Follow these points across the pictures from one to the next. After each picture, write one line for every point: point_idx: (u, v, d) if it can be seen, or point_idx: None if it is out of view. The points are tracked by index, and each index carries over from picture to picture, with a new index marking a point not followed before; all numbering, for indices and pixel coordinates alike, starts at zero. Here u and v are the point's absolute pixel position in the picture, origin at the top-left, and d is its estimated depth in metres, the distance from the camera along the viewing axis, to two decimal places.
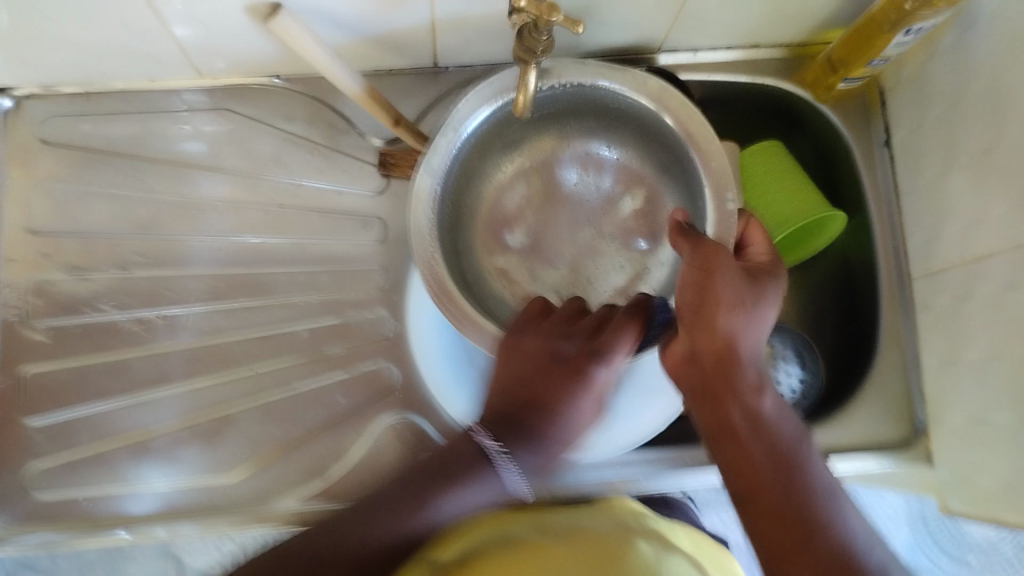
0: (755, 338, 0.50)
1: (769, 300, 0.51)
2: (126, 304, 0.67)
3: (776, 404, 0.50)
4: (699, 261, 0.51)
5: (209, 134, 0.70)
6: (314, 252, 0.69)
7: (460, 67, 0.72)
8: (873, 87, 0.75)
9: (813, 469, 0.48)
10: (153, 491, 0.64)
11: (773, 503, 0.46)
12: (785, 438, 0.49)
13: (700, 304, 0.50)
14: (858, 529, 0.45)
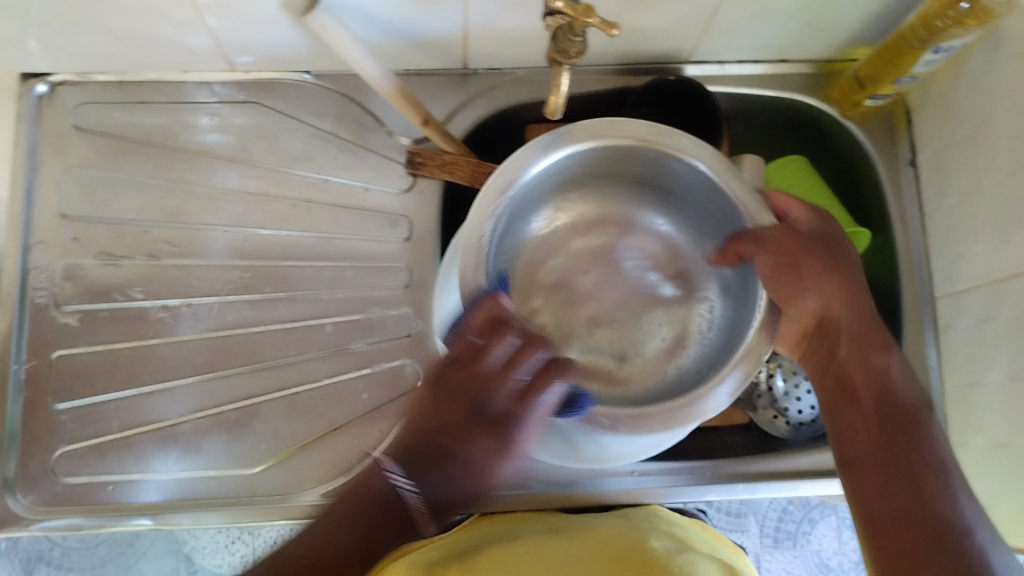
0: (864, 302, 0.56)
1: (836, 280, 0.56)
2: (153, 292, 0.68)
3: (901, 367, 0.55)
4: (777, 241, 0.55)
5: (237, 126, 0.70)
6: (340, 248, 0.70)
7: (490, 70, 0.72)
8: (900, 105, 0.75)
9: (932, 442, 0.52)
10: (175, 477, 0.65)
11: (896, 474, 0.50)
12: (902, 400, 0.53)
13: (830, 271, 0.56)
14: (968, 508, 0.49)
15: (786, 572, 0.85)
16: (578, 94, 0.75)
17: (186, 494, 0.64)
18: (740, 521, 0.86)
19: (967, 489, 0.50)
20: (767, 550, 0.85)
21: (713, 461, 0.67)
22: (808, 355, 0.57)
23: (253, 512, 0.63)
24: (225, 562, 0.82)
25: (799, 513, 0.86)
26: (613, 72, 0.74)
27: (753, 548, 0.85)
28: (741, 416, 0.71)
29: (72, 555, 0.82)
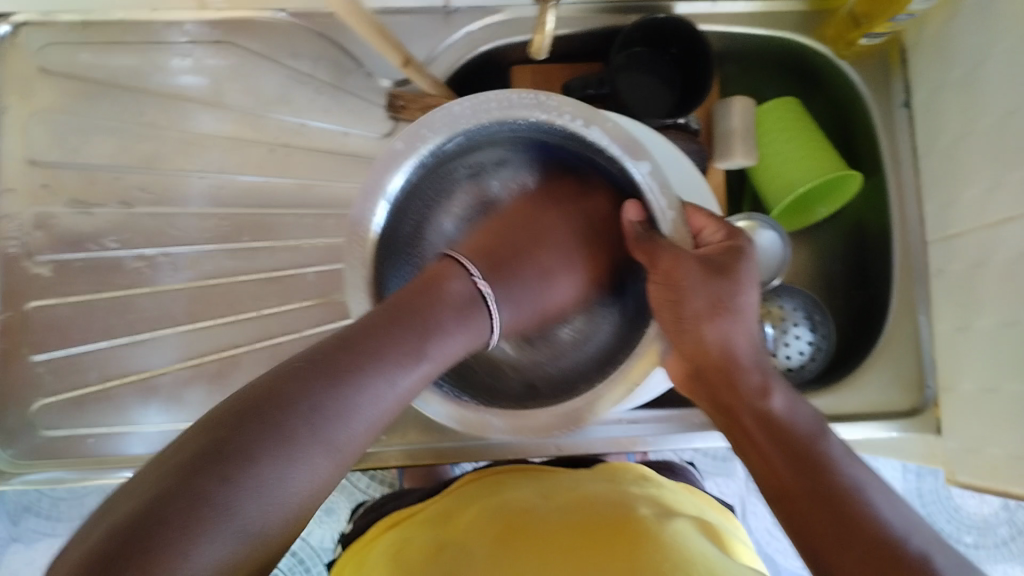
0: (746, 339, 0.50)
1: (728, 316, 0.48)
2: (128, 241, 0.66)
3: (785, 400, 0.49)
4: (658, 271, 0.48)
5: (211, 67, 0.67)
6: (320, 195, 0.68)
7: (473, 8, 0.69)
8: (897, 43, 0.72)
9: (836, 462, 0.46)
10: (159, 432, 0.63)
11: (811, 497, 0.44)
12: (799, 430, 0.47)
13: (707, 312, 0.48)
14: (891, 511, 0.43)
15: (771, 515, 0.88)
16: (566, 34, 0.72)
17: (169, 446, 0.63)
18: (726, 465, 0.88)
19: (889, 499, 0.44)
20: (753, 494, 0.88)
21: (699, 409, 0.67)
22: (698, 393, 0.51)
23: None
24: None
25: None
26: (601, 9, 0.71)
27: (739, 491, 0.88)
28: None
29: (60, 505, 0.83)
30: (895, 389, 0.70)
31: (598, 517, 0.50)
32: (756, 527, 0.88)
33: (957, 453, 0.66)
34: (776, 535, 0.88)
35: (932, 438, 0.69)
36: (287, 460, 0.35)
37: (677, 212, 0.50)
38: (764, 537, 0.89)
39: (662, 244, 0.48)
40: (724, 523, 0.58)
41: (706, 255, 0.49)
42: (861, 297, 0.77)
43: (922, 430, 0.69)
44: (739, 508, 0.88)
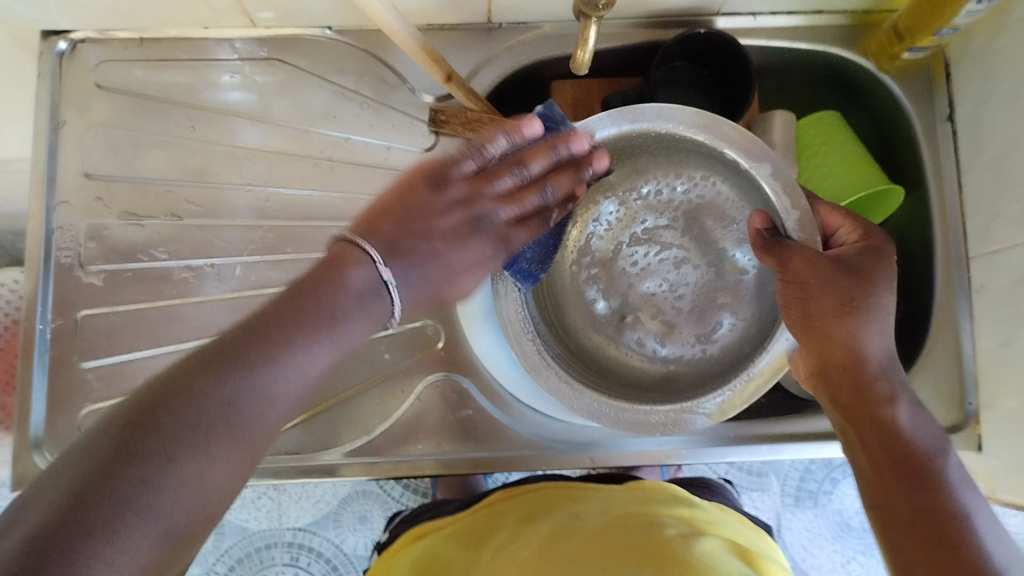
0: (880, 340, 0.50)
1: (859, 315, 0.49)
2: (177, 252, 0.67)
3: (912, 412, 0.48)
4: (792, 268, 0.51)
5: (260, 84, 0.69)
6: (363, 207, 0.69)
7: (514, 24, 0.70)
8: (936, 56, 0.72)
9: (950, 486, 0.45)
10: None
11: (908, 513, 0.44)
12: (918, 447, 0.47)
13: (837, 310, 0.49)
14: (995, 544, 0.42)
15: (806, 531, 0.87)
16: (605, 49, 0.72)
17: None
18: (761, 480, 0.89)
19: (998, 534, 0.43)
20: (787, 509, 0.88)
21: (737, 423, 0.67)
22: (819, 387, 0.52)
23: (275, 470, 0.64)
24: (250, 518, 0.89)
25: (821, 472, 0.87)
26: (642, 24, 0.72)
27: (773, 507, 0.88)
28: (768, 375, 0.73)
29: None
30: (935, 405, 0.69)
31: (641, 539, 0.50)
32: (791, 542, 0.88)
33: (1000, 471, 0.65)
34: (812, 551, 0.87)
35: (973, 456, 0.68)
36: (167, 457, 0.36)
37: (801, 213, 0.55)
38: (800, 552, 0.88)
39: (792, 245, 0.52)
40: (762, 547, 0.58)
41: (843, 254, 0.51)
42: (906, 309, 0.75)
43: (964, 447, 0.68)
44: (774, 524, 0.87)
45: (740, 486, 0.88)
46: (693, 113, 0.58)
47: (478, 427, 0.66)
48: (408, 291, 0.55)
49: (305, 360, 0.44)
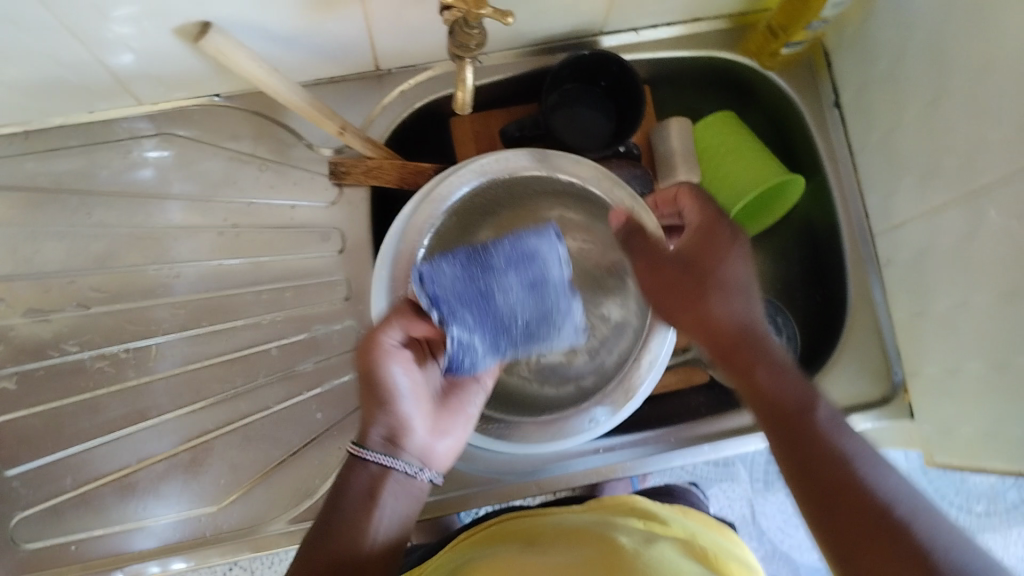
0: (737, 307, 0.51)
1: (704, 293, 0.52)
2: (88, 342, 0.66)
3: (786, 366, 0.50)
4: (642, 270, 0.55)
5: (154, 159, 0.68)
6: (278, 268, 0.69)
7: (403, 68, 0.71)
8: (814, 46, 0.75)
9: (830, 435, 0.46)
10: (158, 525, 0.63)
11: (794, 468, 0.46)
12: (793, 398, 0.48)
13: (686, 295, 0.52)
14: (880, 488, 0.43)
15: (780, 513, 0.89)
16: (497, 81, 0.73)
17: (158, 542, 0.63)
18: (728, 471, 0.88)
19: (882, 474, 0.44)
20: (759, 494, 0.89)
21: (676, 427, 0.71)
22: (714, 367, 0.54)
23: (222, 550, 0.62)
24: None
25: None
26: (528, 51, 0.73)
27: (745, 494, 0.89)
28: (702, 373, 0.76)
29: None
30: (864, 380, 0.71)
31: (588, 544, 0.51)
32: (768, 527, 0.90)
33: (935, 436, 0.67)
34: (789, 532, 0.90)
35: (907, 423, 0.70)
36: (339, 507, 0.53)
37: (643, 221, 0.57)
38: (778, 535, 0.90)
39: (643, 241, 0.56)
40: (725, 545, 0.59)
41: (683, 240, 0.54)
42: (818, 297, 0.78)
43: (897, 416, 0.70)
44: (747, 512, 0.89)
45: (708, 480, 0.87)
46: (524, 154, 0.63)
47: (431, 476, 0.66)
48: (411, 445, 0.56)
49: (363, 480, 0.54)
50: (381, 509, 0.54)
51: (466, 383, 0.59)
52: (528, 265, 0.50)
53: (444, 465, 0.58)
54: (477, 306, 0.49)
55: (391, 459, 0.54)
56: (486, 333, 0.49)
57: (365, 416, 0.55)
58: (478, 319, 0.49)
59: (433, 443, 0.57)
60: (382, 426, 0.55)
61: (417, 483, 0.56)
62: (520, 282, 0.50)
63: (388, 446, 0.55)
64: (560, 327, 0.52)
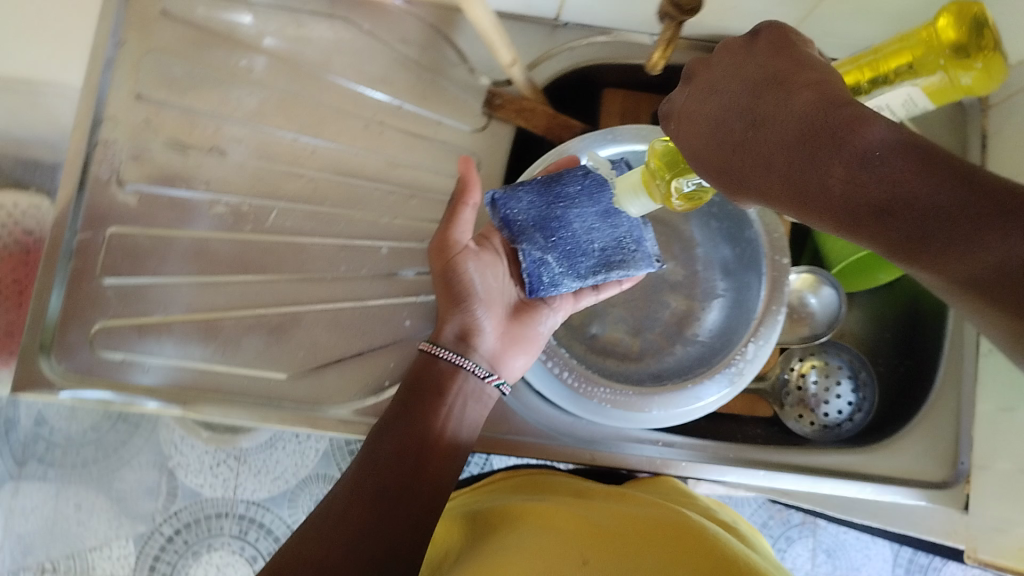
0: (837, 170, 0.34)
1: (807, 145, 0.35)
2: (215, 185, 0.67)
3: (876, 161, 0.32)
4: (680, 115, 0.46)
5: (321, 40, 0.70)
6: (404, 176, 0.69)
7: (579, 27, 0.72)
8: (995, 68, 0.40)
9: None
10: (159, 364, 0.64)
11: None
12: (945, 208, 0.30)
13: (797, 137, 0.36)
14: None
15: None
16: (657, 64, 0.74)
17: (169, 381, 0.63)
18: None
19: None
20: None
21: (733, 446, 0.72)
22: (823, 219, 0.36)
23: (281, 416, 0.63)
24: (206, 484, 0.92)
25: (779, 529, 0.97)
26: (699, 45, 0.73)
27: None
28: (766, 407, 0.77)
29: (55, 451, 0.92)
30: (928, 459, 0.71)
31: (648, 521, 0.59)
32: None
33: (983, 529, 0.67)
34: None
35: (957, 514, 0.70)
36: (407, 412, 0.59)
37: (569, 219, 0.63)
38: None
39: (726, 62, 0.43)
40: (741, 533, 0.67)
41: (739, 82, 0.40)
42: (905, 367, 0.78)
43: (949, 504, 0.70)
44: None
45: None
46: None
47: (498, 413, 0.70)
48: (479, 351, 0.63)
49: (438, 380, 0.60)
50: (447, 408, 0.60)
51: (540, 306, 0.65)
52: (602, 194, 0.60)
53: (513, 373, 0.65)
54: (548, 230, 0.60)
55: (461, 359, 0.61)
56: (557, 253, 0.60)
57: (441, 315, 0.62)
58: (550, 241, 0.60)
59: (502, 351, 0.64)
60: (454, 326, 0.62)
61: (488, 391, 0.63)
62: (592, 206, 0.60)
63: (459, 352, 0.61)
64: (631, 252, 0.61)
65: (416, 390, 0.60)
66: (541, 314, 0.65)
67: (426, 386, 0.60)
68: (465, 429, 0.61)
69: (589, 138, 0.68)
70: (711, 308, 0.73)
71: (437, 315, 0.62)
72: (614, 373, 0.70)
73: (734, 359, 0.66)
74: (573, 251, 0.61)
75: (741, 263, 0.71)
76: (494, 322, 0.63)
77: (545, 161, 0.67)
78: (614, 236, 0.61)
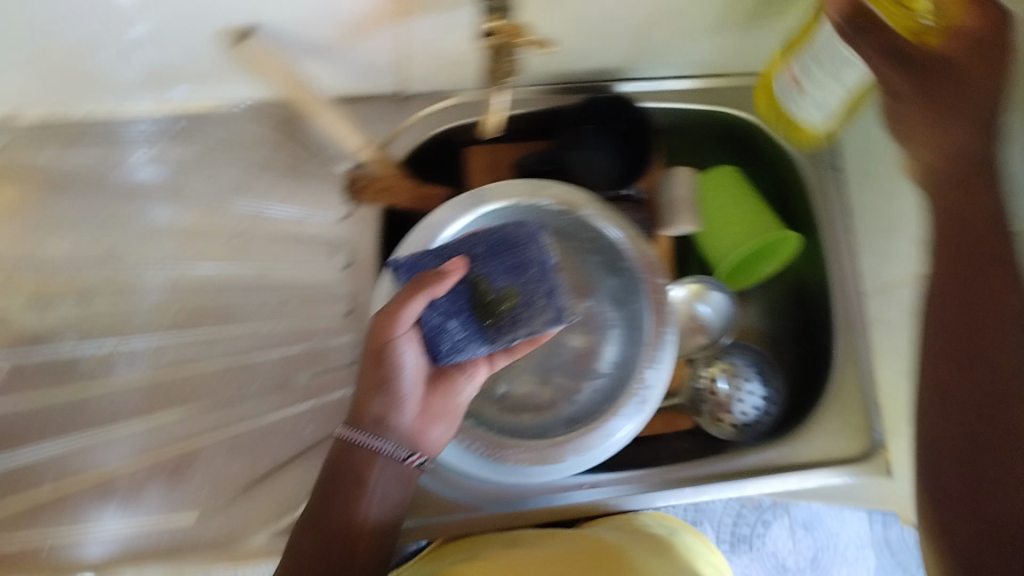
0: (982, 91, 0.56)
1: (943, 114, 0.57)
2: (87, 333, 0.67)
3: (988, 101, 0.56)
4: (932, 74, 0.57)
5: (171, 160, 0.69)
6: (277, 280, 0.70)
7: (424, 94, 0.71)
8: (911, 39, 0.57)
9: None
10: (111, 532, 0.61)
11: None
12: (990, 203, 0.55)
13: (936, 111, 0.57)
14: None
15: None
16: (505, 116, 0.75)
17: (101, 552, 0.60)
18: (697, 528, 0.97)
19: None
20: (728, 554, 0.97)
21: (661, 469, 0.73)
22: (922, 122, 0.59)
23: (198, 565, 0.59)
24: None
25: (754, 516, 0.97)
26: (544, 89, 0.75)
27: None
28: (686, 420, 0.78)
29: None
30: (843, 436, 0.73)
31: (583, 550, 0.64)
32: None
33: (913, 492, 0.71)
34: None
35: (884, 481, 0.72)
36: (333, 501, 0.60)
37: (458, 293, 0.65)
38: None
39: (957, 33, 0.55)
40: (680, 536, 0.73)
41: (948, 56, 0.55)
42: (806, 350, 0.80)
43: (874, 473, 0.72)
44: None
45: None
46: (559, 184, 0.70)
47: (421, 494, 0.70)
48: (399, 427, 0.60)
49: (361, 464, 0.60)
50: (370, 494, 0.60)
51: (457, 375, 0.63)
52: (506, 254, 0.61)
53: (435, 448, 0.62)
54: (450, 296, 0.61)
55: (378, 443, 0.60)
56: (461, 318, 0.61)
57: (360, 395, 0.60)
58: (452, 307, 0.60)
59: (423, 427, 0.61)
60: (372, 406, 0.60)
61: (408, 468, 0.61)
62: (498, 267, 0.61)
63: (376, 433, 0.60)
64: (540, 304, 0.60)
65: (344, 473, 0.60)
66: (458, 383, 0.63)
67: (353, 467, 0.60)
68: (393, 507, 0.61)
69: (452, 207, 0.68)
70: (608, 341, 0.74)
71: (357, 396, 0.60)
72: (528, 428, 0.72)
73: (637, 392, 0.69)
74: (478, 313, 0.61)
75: (627, 293, 0.73)
76: (414, 397, 0.61)
77: (411, 242, 0.67)
78: (522, 293, 0.60)
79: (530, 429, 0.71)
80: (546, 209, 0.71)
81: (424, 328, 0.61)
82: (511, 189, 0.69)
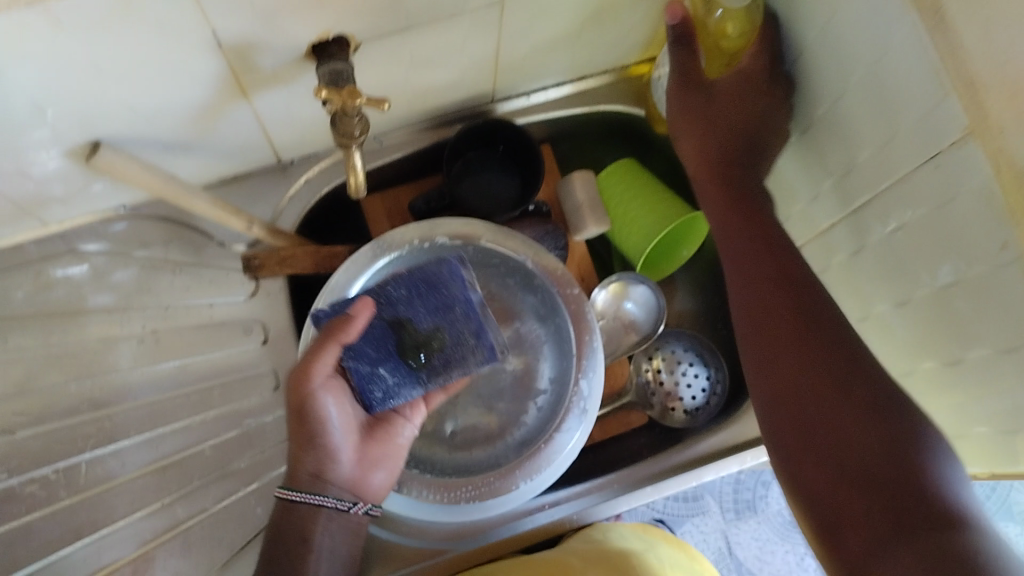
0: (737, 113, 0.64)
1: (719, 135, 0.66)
2: (18, 468, 0.64)
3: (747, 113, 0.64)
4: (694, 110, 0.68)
5: (66, 277, 0.68)
6: (199, 369, 0.70)
7: (305, 158, 0.72)
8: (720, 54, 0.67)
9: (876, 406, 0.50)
10: None
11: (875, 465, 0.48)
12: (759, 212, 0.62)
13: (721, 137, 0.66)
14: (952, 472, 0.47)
15: (754, 540, 1.04)
16: (389, 161, 0.76)
17: None
18: (698, 504, 1.05)
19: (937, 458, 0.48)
20: (731, 524, 1.04)
21: (619, 473, 0.73)
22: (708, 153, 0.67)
23: None
24: None
25: (752, 482, 1.05)
26: (422, 127, 0.75)
27: (719, 525, 1.04)
28: (639, 415, 0.78)
29: None
30: None
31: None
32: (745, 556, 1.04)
33: None
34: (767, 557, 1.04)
35: None
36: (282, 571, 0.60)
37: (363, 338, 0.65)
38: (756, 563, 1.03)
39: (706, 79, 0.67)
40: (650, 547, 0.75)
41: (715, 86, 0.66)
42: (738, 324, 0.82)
43: None
44: (724, 543, 1.04)
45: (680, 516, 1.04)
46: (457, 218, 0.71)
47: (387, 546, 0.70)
48: (338, 479, 0.62)
49: (306, 523, 0.61)
50: (318, 553, 0.61)
51: (391, 420, 0.65)
52: (427, 296, 0.57)
53: (377, 494, 0.64)
54: (378, 341, 0.58)
55: (320, 498, 0.61)
56: (390, 363, 0.59)
57: (294, 453, 0.61)
58: (380, 352, 0.59)
59: (364, 475, 0.64)
60: (308, 464, 0.61)
61: (355, 518, 0.64)
62: (422, 308, 0.57)
63: (317, 489, 0.61)
64: (469, 345, 0.58)
65: (290, 534, 0.61)
66: (395, 427, 0.65)
67: (300, 525, 0.61)
68: (341, 563, 0.63)
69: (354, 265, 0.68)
70: (543, 358, 0.73)
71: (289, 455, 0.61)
72: (477, 462, 0.71)
73: (578, 406, 0.69)
74: (406, 356, 0.59)
75: (550, 306, 0.72)
76: (349, 449, 0.63)
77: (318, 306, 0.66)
78: (450, 332, 0.58)
79: (481, 463, 0.70)
80: (448, 244, 0.71)
81: (354, 376, 0.60)
82: (409, 233, 0.70)
